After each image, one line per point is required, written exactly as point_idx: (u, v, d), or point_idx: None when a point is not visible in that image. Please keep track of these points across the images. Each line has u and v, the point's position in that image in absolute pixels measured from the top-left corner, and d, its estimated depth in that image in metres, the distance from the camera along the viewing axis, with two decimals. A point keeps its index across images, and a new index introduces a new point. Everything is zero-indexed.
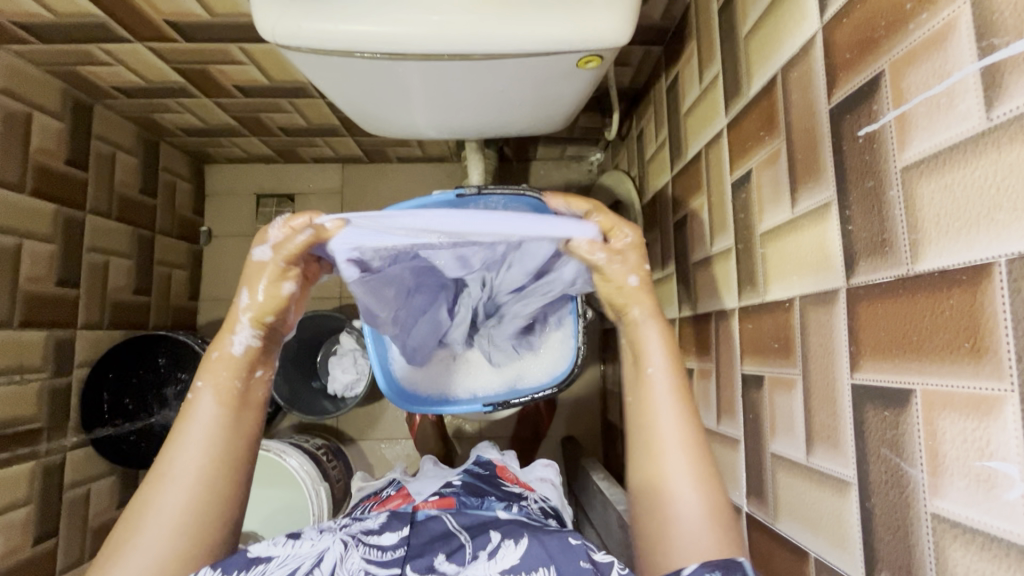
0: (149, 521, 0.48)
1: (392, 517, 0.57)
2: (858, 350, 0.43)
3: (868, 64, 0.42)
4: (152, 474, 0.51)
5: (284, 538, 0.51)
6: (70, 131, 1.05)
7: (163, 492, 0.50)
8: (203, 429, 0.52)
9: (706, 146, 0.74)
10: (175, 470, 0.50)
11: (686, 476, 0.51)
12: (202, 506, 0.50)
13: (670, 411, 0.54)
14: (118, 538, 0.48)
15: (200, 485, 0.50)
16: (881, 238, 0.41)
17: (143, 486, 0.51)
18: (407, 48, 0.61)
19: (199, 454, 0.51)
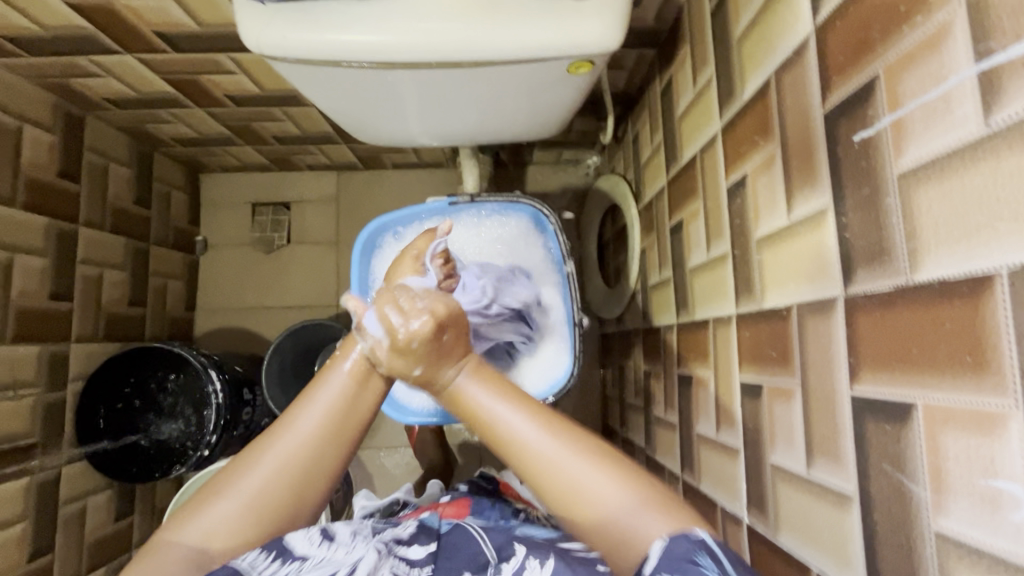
0: (257, 471, 0.50)
1: (421, 530, 0.57)
2: (858, 362, 0.42)
3: (863, 68, 0.41)
4: (280, 422, 0.52)
5: (320, 537, 0.51)
6: (61, 143, 1.04)
7: (280, 445, 0.50)
8: (332, 397, 0.53)
9: (701, 150, 0.73)
10: (298, 426, 0.51)
11: (564, 456, 0.48)
12: (311, 473, 0.51)
13: (581, 390, 0.53)
14: (228, 475, 0.50)
15: (310, 455, 0.51)
16: (879, 246, 0.39)
17: (271, 426, 0.52)
18: (394, 57, 0.60)
19: (319, 425, 0.51)
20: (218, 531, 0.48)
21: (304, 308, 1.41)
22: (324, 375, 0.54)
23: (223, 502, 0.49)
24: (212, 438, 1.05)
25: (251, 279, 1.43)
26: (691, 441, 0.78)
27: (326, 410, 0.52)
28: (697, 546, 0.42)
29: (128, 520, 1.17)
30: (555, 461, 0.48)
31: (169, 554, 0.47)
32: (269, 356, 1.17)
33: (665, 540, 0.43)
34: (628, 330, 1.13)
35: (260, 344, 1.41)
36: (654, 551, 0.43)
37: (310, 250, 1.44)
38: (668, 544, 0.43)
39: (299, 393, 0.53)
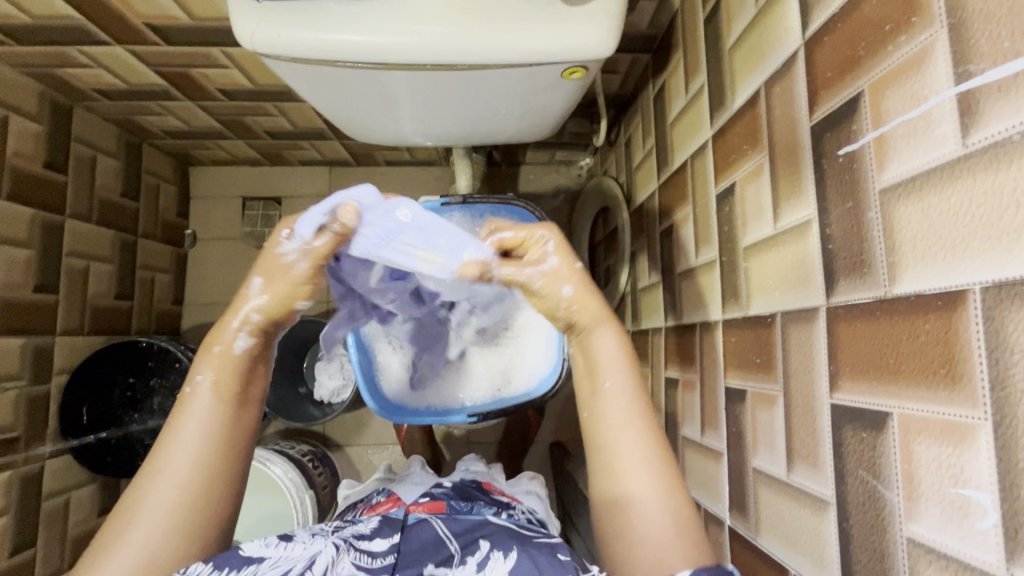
0: (141, 520, 0.46)
1: (384, 523, 0.57)
2: (838, 370, 0.43)
3: (848, 83, 0.42)
4: (146, 466, 0.48)
5: (276, 539, 0.50)
6: (48, 133, 1.03)
7: (159, 482, 0.47)
8: (201, 421, 0.49)
9: (692, 157, 0.74)
10: (171, 465, 0.48)
11: (637, 442, 0.51)
12: (197, 499, 0.48)
13: (625, 422, 0.51)
14: (107, 532, 0.46)
15: (195, 480, 0.48)
16: (860, 258, 0.40)
17: (135, 480, 0.48)
18: (390, 58, 0.60)
19: (195, 454, 0.48)
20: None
21: None
22: (185, 399, 0.50)
23: (111, 562, 0.44)
24: None
25: (241, 273, 1.42)
26: (676, 443, 0.79)
27: (197, 435, 0.49)
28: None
29: None
30: (622, 443, 0.51)
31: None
32: None
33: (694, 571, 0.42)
34: (617, 331, 1.14)
35: None
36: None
37: None
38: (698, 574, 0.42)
39: (162, 429, 0.49)
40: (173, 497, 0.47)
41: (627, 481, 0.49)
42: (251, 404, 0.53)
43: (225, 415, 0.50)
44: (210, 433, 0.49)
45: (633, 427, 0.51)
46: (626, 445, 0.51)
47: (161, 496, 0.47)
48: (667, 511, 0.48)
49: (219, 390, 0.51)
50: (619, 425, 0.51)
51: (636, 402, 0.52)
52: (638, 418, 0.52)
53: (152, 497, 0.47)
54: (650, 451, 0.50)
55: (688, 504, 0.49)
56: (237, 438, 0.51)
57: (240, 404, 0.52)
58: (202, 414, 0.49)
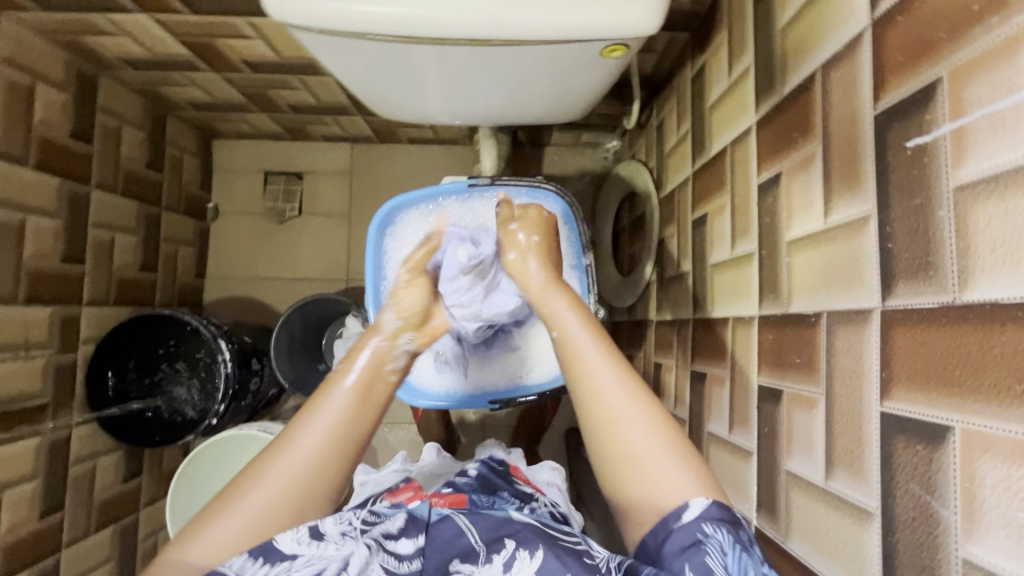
0: (259, 489, 0.50)
1: (409, 521, 0.57)
2: (890, 378, 0.41)
3: (923, 69, 0.38)
4: (276, 443, 0.53)
5: (309, 535, 0.49)
6: (74, 103, 1.02)
7: (281, 463, 0.51)
8: (336, 415, 0.54)
9: (732, 143, 0.70)
10: (300, 443, 0.52)
11: (635, 417, 0.52)
12: (313, 486, 0.51)
13: (616, 391, 0.53)
14: (224, 498, 0.50)
15: (314, 470, 0.51)
16: (925, 260, 0.38)
17: (257, 460, 0.52)
18: (423, 32, 0.58)
19: (318, 452, 0.52)
20: (222, 548, 0.47)
21: (314, 280, 1.41)
22: (326, 393, 0.56)
23: (224, 525, 0.48)
24: (221, 407, 1.06)
25: (262, 248, 1.42)
26: (700, 438, 0.77)
27: (330, 425, 0.53)
28: (740, 523, 0.46)
29: (136, 481, 1.20)
30: (630, 426, 0.51)
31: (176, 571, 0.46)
32: (278, 331, 1.18)
33: (708, 501, 0.46)
34: (640, 320, 1.12)
35: (268, 314, 1.41)
36: (695, 503, 0.46)
37: (322, 222, 1.42)
38: (714, 506, 0.46)
39: (298, 414, 0.54)
40: (293, 475, 0.51)
41: (631, 448, 0.50)
42: (377, 406, 0.57)
43: (353, 412, 0.55)
44: (338, 425, 0.54)
45: (624, 398, 0.53)
46: (623, 416, 0.52)
47: (282, 471, 0.51)
48: (664, 451, 0.50)
49: (354, 393, 0.56)
50: (611, 394, 0.53)
51: (608, 356, 0.56)
52: (634, 392, 0.53)
53: (274, 470, 0.51)
54: (642, 422, 0.51)
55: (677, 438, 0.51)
56: (358, 436, 0.55)
57: (368, 406, 0.56)
58: (336, 405, 0.55)
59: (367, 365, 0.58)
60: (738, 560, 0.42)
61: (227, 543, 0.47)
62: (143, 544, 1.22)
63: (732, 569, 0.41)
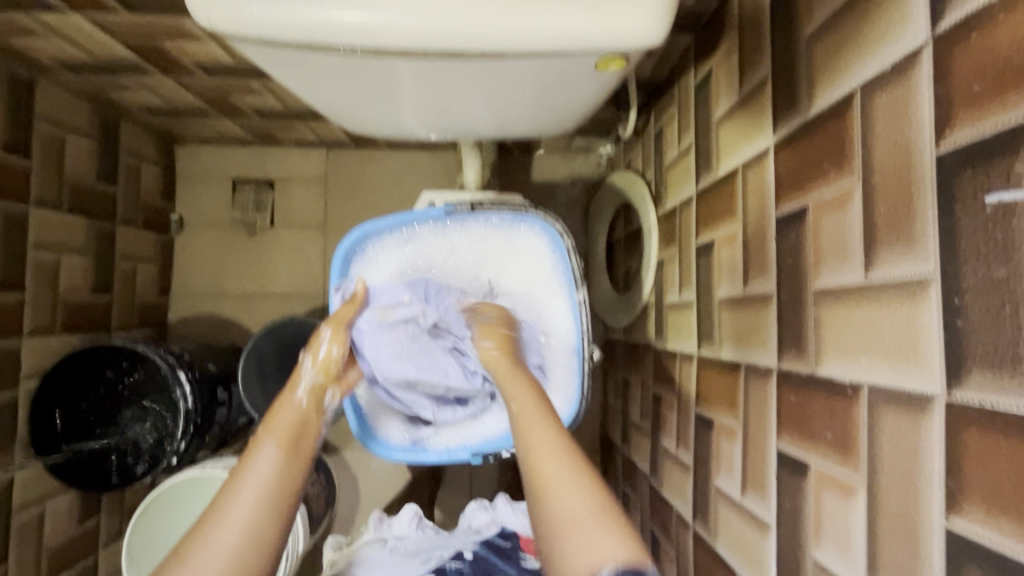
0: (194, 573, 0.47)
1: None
2: (960, 489, 0.33)
3: (1011, 105, 0.30)
4: (210, 514, 0.51)
5: None
6: (8, 113, 0.91)
7: (219, 528, 0.49)
8: (266, 473, 0.53)
9: (744, 165, 0.62)
10: (232, 512, 0.50)
11: (570, 475, 0.50)
12: (253, 551, 0.49)
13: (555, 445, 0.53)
14: None
15: (251, 535, 0.49)
16: (1013, 351, 0.30)
17: (197, 528, 0.50)
18: (385, 43, 0.49)
19: (249, 515, 0.50)
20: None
21: (287, 297, 1.31)
22: (252, 456, 0.54)
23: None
24: (181, 446, 0.96)
25: (231, 263, 1.32)
26: (706, 491, 0.69)
27: (260, 484, 0.52)
28: (635, 574, 0.41)
29: (94, 521, 1.10)
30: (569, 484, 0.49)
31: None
32: (245, 359, 1.09)
33: (612, 568, 0.42)
34: (636, 344, 1.04)
35: (239, 334, 1.31)
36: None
37: (295, 234, 1.32)
38: (616, 573, 0.41)
39: (228, 482, 0.53)
40: (231, 547, 0.48)
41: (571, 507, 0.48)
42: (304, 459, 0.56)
43: (281, 467, 0.54)
44: (268, 483, 0.52)
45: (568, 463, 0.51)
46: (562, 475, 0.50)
47: (218, 546, 0.48)
48: (599, 518, 0.46)
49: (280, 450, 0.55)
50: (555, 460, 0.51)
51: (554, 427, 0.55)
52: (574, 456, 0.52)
53: (209, 546, 0.48)
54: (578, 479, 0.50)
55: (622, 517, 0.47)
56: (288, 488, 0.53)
57: (298, 460, 0.55)
58: (265, 466, 0.53)
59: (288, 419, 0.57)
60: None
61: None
62: None
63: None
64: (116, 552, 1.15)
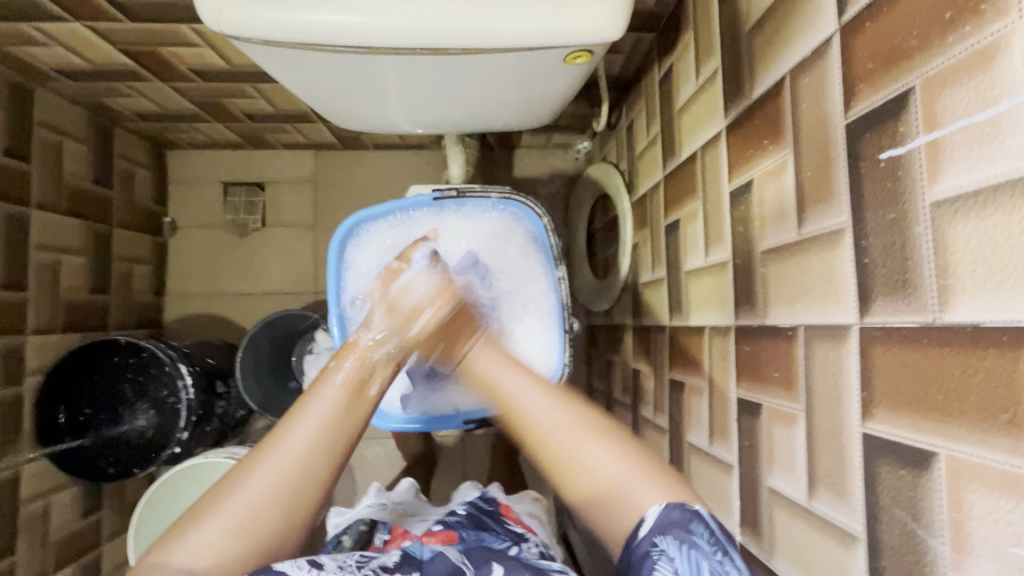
0: (246, 489, 0.48)
1: (405, 559, 0.53)
2: (871, 398, 0.39)
3: (894, 77, 0.37)
4: (267, 440, 0.51)
5: (307, 564, 0.46)
6: (8, 119, 0.95)
7: (270, 460, 0.49)
8: (324, 410, 0.52)
9: (702, 148, 0.69)
10: (287, 442, 0.50)
11: (585, 432, 0.52)
12: (299, 488, 0.49)
13: (548, 407, 0.54)
14: (206, 501, 0.48)
15: (304, 468, 0.49)
16: (903, 277, 0.36)
17: (254, 449, 0.51)
18: (376, 41, 0.54)
19: (313, 434, 0.50)
20: (210, 549, 0.45)
21: (280, 295, 1.35)
22: (314, 391, 0.53)
23: (214, 522, 0.46)
24: (183, 435, 1.00)
25: (224, 263, 1.36)
26: (681, 448, 0.76)
27: (318, 422, 0.51)
28: (691, 515, 0.43)
29: (97, 516, 1.13)
30: (560, 433, 0.52)
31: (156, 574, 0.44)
32: (243, 352, 1.12)
33: (659, 511, 0.44)
34: (617, 324, 1.10)
35: (234, 331, 1.35)
36: (648, 518, 0.44)
37: (286, 234, 1.37)
38: (664, 513, 0.44)
39: (285, 413, 0.52)
40: (280, 473, 0.49)
41: (588, 465, 0.50)
42: (366, 404, 0.55)
43: (341, 408, 0.53)
44: (325, 424, 0.51)
45: (558, 412, 0.53)
46: (559, 431, 0.52)
47: (268, 471, 0.48)
48: (633, 477, 0.48)
49: (344, 388, 0.54)
50: (543, 413, 0.54)
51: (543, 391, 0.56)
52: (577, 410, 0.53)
53: (260, 470, 0.49)
54: (585, 427, 0.52)
55: (649, 462, 0.49)
56: (343, 437, 0.52)
57: (359, 409, 0.54)
58: (326, 404, 0.52)
59: (363, 359, 0.57)
60: (692, 558, 0.40)
61: (215, 546, 0.46)
62: None
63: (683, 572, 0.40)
64: (118, 546, 1.18)
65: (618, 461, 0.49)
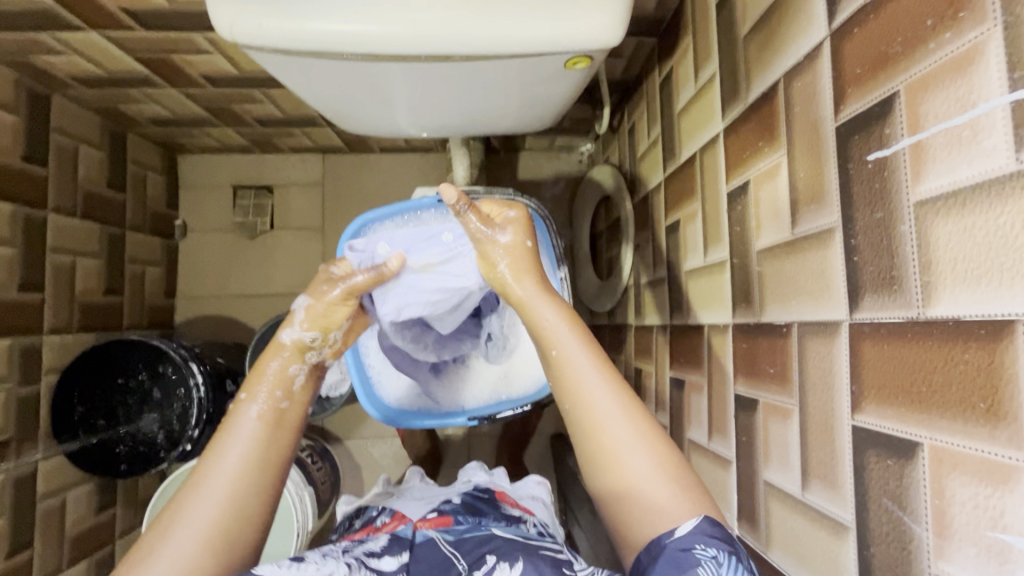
0: (170, 545, 0.47)
1: (393, 541, 0.57)
2: (861, 392, 0.41)
3: (880, 81, 0.38)
4: (188, 484, 0.50)
5: (288, 561, 0.49)
6: (26, 125, 0.98)
7: (195, 502, 0.49)
8: (245, 444, 0.52)
9: (701, 149, 0.70)
10: (209, 485, 0.50)
11: (632, 442, 0.49)
12: (228, 530, 0.49)
13: (598, 382, 0.52)
14: (133, 558, 0.47)
15: (234, 501, 0.50)
16: (889, 274, 0.38)
17: (176, 499, 0.50)
18: (382, 48, 0.56)
19: (239, 467, 0.51)
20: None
21: (289, 296, 1.38)
22: (227, 426, 0.53)
23: (147, 572, 0.45)
24: (195, 432, 1.02)
25: (233, 265, 1.39)
26: (681, 445, 0.77)
27: (241, 456, 0.51)
28: (734, 537, 0.43)
29: (111, 512, 1.15)
30: (616, 443, 0.50)
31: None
32: (252, 351, 1.14)
33: (701, 519, 0.44)
34: (619, 324, 1.12)
35: (243, 331, 1.37)
36: (687, 526, 0.44)
37: (294, 236, 1.39)
38: (710, 524, 0.44)
39: (204, 452, 0.52)
40: (211, 516, 0.49)
41: (626, 475, 0.49)
42: (290, 427, 0.56)
43: (260, 441, 0.53)
44: (248, 460, 0.52)
45: (619, 425, 0.50)
46: (614, 440, 0.50)
47: (195, 519, 0.48)
48: (668, 484, 0.47)
49: (264, 417, 0.54)
50: (597, 408, 0.51)
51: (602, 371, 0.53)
52: (630, 416, 0.51)
53: (187, 519, 0.48)
54: (622, 415, 0.51)
55: (683, 475, 0.48)
56: (264, 471, 0.52)
57: (279, 435, 0.54)
58: (241, 439, 0.52)
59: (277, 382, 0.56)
60: (734, 570, 0.40)
61: None
62: None
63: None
64: (131, 542, 1.21)
65: (656, 470, 0.48)
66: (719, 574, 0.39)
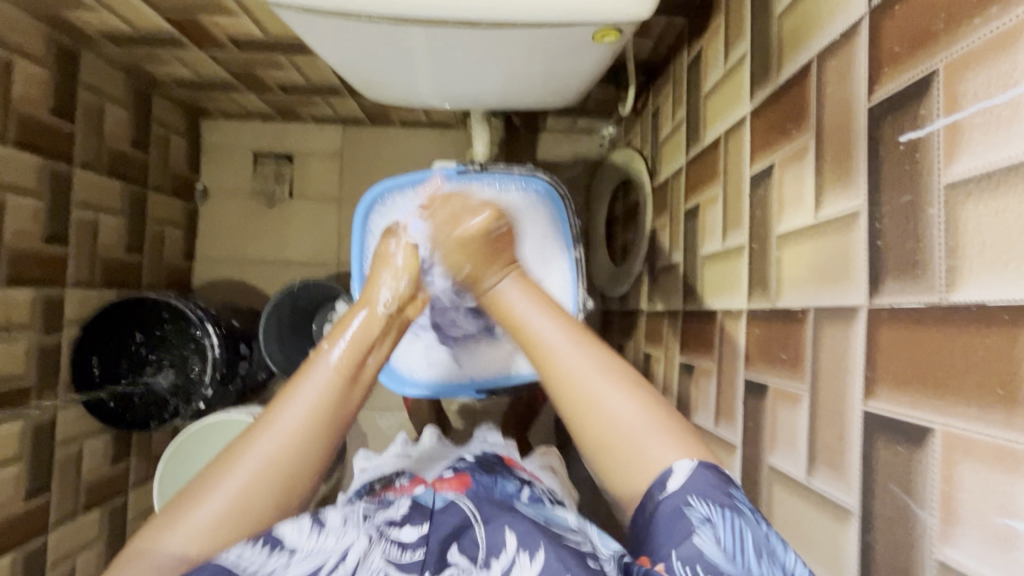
0: (234, 476, 0.48)
1: (414, 509, 0.58)
2: (875, 376, 0.40)
3: (919, 60, 0.37)
4: (257, 425, 0.51)
5: (309, 525, 0.50)
6: (55, 79, 0.99)
7: (258, 444, 0.49)
8: (317, 392, 0.52)
9: (726, 133, 0.69)
10: (280, 422, 0.50)
11: (623, 401, 0.48)
12: (294, 474, 0.50)
13: (577, 349, 0.51)
14: (199, 485, 0.49)
15: (297, 448, 0.50)
16: (913, 258, 0.37)
17: (243, 435, 0.51)
18: (408, 11, 0.56)
19: (307, 412, 0.51)
20: (201, 534, 0.46)
21: (304, 264, 1.39)
22: (304, 372, 0.53)
23: (206, 504, 0.47)
24: (209, 391, 1.06)
25: (251, 231, 1.40)
26: None
27: (310, 402, 0.51)
28: (726, 480, 0.43)
29: (124, 464, 1.19)
30: (585, 379, 0.49)
31: (149, 563, 0.45)
32: (266, 315, 1.16)
33: (695, 466, 0.44)
34: (631, 310, 1.11)
35: (257, 297, 1.39)
36: (678, 472, 0.44)
37: (312, 205, 1.40)
38: (701, 472, 0.43)
39: (280, 390, 0.52)
40: (271, 454, 0.49)
41: (624, 439, 0.47)
42: (361, 383, 0.55)
43: (331, 388, 0.52)
44: (314, 407, 0.51)
45: (588, 354, 0.50)
46: (585, 378, 0.49)
47: (258, 453, 0.49)
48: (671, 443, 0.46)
49: (341, 366, 0.54)
50: (565, 353, 0.51)
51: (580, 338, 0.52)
52: (583, 343, 0.51)
53: (252, 451, 0.49)
54: (616, 382, 0.49)
55: (664, 408, 0.48)
56: (334, 416, 0.52)
57: (348, 387, 0.54)
58: (312, 389, 0.52)
59: (355, 334, 0.56)
60: (726, 523, 0.40)
61: (208, 526, 0.47)
62: (133, 525, 1.22)
63: (726, 543, 0.39)
64: (143, 495, 1.24)
65: (645, 416, 0.48)
66: (717, 538, 0.39)
